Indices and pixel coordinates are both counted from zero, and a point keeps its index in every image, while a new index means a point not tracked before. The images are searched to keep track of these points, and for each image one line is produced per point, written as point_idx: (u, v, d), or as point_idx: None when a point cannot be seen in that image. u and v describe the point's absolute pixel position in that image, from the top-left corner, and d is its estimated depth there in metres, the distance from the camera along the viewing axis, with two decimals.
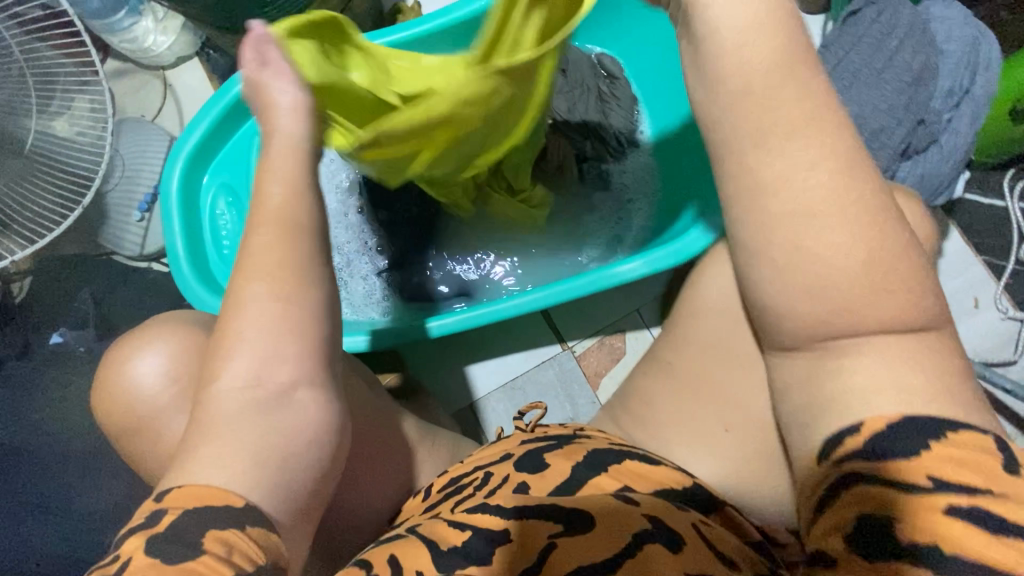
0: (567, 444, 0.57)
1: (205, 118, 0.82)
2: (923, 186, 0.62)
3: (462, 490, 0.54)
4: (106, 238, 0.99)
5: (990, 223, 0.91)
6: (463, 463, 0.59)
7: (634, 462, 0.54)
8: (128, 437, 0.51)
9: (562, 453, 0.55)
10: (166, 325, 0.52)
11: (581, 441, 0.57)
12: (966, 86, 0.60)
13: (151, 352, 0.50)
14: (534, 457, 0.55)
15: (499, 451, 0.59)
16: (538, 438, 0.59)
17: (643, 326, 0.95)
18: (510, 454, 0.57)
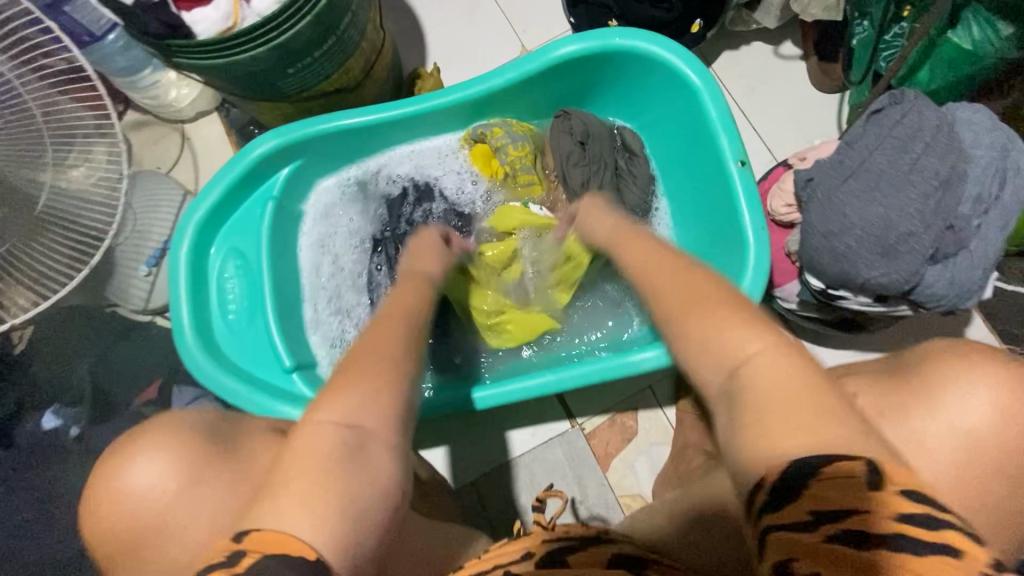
0: (593, 556, 0.57)
1: (219, 184, 0.81)
2: (952, 291, 0.60)
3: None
4: (109, 291, 0.98)
5: (1012, 311, 0.89)
6: (482, 558, 0.62)
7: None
8: (110, 533, 0.50)
9: (582, 558, 0.57)
10: (169, 428, 0.54)
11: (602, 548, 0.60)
12: (995, 193, 0.58)
13: (146, 462, 0.51)
14: (551, 557, 0.58)
15: (519, 550, 0.61)
16: (564, 552, 0.58)
17: (658, 406, 0.90)
18: (530, 555, 0.60)
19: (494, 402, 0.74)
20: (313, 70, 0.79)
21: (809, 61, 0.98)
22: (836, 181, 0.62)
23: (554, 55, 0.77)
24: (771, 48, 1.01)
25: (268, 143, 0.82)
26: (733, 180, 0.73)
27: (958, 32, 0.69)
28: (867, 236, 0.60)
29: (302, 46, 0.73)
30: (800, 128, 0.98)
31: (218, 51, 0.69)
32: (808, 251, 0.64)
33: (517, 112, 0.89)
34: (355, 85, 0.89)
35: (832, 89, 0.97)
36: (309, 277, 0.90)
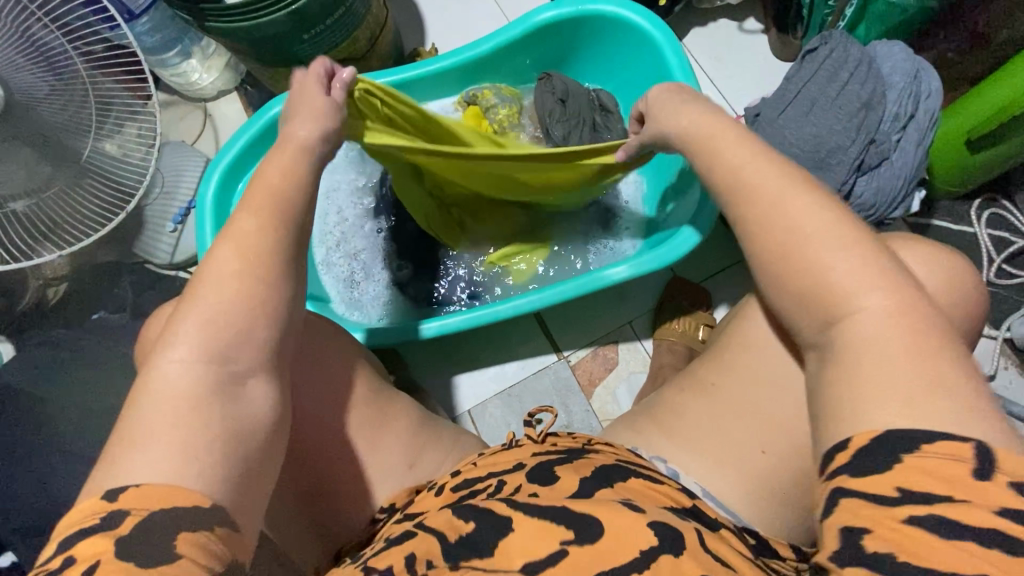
0: (575, 459, 0.62)
1: (240, 139, 0.92)
2: (879, 199, 0.69)
3: (475, 494, 0.58)
4: (140, 246, 1.08)
5: (961, 248, 0.97)
6: (475, 466, 0.64)
7: (639, 480, 0.60)
8: None
9: (573, 466, 0.60)
10: None
11: (590, 459, 0.62)
12: (910, 111, 0.68)
13: None
14: (544, 470, 0.60)
15: (511, 461, 0.63)
16: (547, 453, 0.64)
17: (636, 338, 1.00)
18: (522, 464, 0.62)
19: (442, 331, 0.85)
20: (324, 37, 0.90)
21: (769, 34, 1.09)
22: (776, 111, 0.72)
23: (535, 21, 0.88)
24: (736, 23, 1.11)
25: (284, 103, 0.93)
26: None
27: None
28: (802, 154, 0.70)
29: (315, 12, 0.84)
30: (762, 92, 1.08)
31: (243, 15, 0.80)
32: None
33: (504, 78, 0.99)
34: (360, 56, 1.00)
35: (790, 57, 1.07)
36: (319, 225, 1.00)
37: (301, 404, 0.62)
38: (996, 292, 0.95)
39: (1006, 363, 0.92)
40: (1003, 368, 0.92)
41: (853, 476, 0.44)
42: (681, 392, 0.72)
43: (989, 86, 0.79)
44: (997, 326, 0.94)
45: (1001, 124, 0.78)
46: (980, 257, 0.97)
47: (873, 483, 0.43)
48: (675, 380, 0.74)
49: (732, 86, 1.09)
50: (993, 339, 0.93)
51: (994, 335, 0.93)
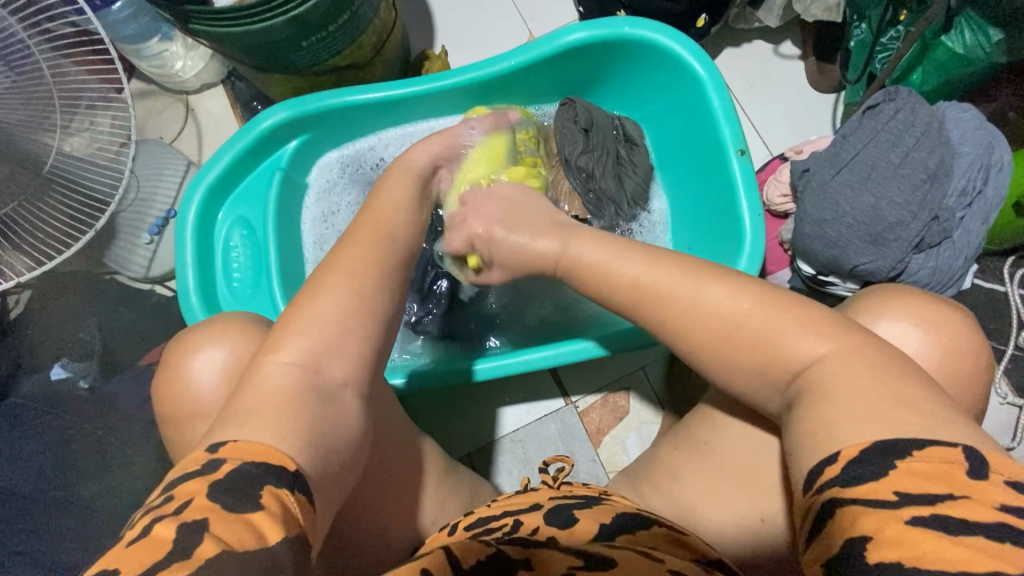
0: (594, 504, 0.56)
1: (228, 154, 0.83)
2: (934, 279, 0.64)
3: (489, 531, 0.53)
4: (111, 257, 0.98)
5: (991, 307, 0.93)
6: (491, 505, 0.59)
7: (657, 528, 0.53)
8: None
9: (590, 511, 0.54)
10: (222, 326, 0.58)
11: (609, 506, 0.56)
12: (978, 187, 0.62)
13: (210, 353, 0.55)
14: (564, 512, 0.54)
15: (527, 502, 0.59)
16: (565, 496, 0.58)
17: (649, 386, 0.95)
18: (538, 506, 0.56)
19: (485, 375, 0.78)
20: (326, 44, 0.79)
21: (806, 61, 1.00)
22: (830, 172, 0.65)
23: (563, 42, 0.79)
24: (772, 45, 1.02)
25: (277, 115, 0.83)
26: (733, 172, 0.75)
27: (951, 37, 0.72)
28: (857, 225, 0.63)
29: (317, 17, 0.73)
30: (795, 124, 1.00)
31: (236, 18, 0.70)
32: (801, 239, 0.67)
33: (521, 100, 0.90)
34: (365, 63, 0.89)
35: (827, 89, 0.99)
36: (312, 251, 0.93)
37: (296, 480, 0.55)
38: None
39: None
40: None
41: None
42: (671, 450, 0.67)
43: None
44: (1021, 393, 0.91)
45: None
46: (1009, 318, 0.93)
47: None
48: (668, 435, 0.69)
49: (766, 118, 1.01)
50: (1017, 406, 0.90)
51: (1018, 404, 0.90)
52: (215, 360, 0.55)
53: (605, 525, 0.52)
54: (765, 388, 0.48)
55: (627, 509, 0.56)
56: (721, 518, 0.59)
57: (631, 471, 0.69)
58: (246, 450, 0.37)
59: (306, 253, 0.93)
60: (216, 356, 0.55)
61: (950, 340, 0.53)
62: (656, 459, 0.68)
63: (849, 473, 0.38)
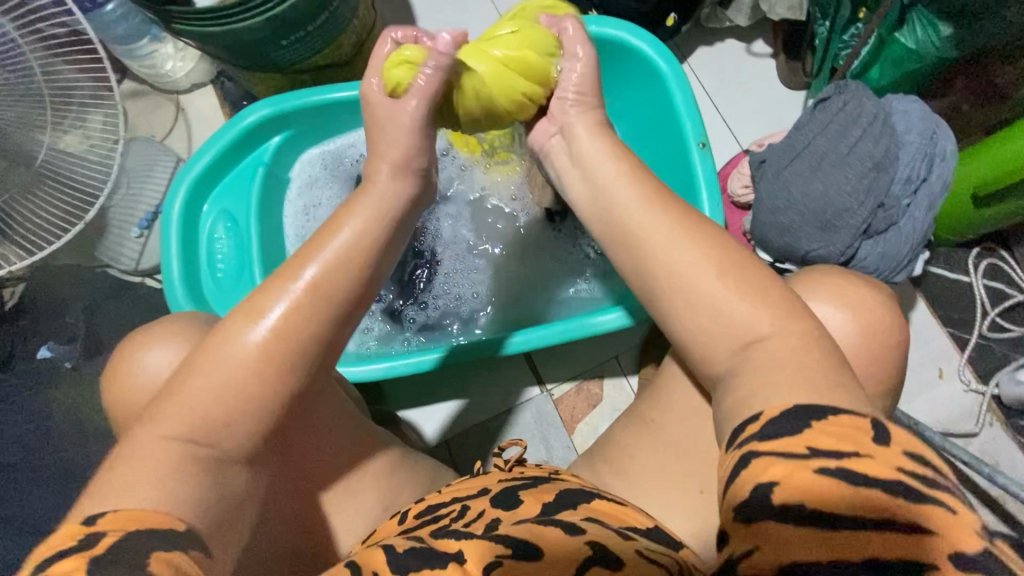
0: (541, 484, 0.59)
1: (213, 148, 0.86)
2: (883, 264, 0.66)
3: (438, 519, 0.55)
4: (102, 250, 1.02)
5: (956, 297, 0.95)
6: (442, 493, 0.61)
7: (598, 501, 0.56)
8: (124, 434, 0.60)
9: (536, 492, 0.56)
10: (174, 328, 0.61)
11: (557, 484, 0.59)
12: (923, 175, 0.64)
13: (158, 358, 0.59)
14: (510, 497, 0.56)
15: (479, 485, 0.61)
16: (515, 478, 0.61)
17: (622, 374, 0.97)
18: (488, 489, 0.59)
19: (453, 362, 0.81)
20: (306, 43, 0.83)
21: (777, 59, 1.03)
22: (784, 162, 0.68)
23: None
24: (744, 44, 1.05)
25: (260, 112, 0.86)
26: (696, 164, 0.78)
27: (905, 32, 0.75)
28: (807, 212, 0.66)
29: (296, 17, 0.77)
30: (766, 120, 1.03)
31: (217, 19, 0.73)
32: (757, 227, 0.70)
33: None
34: (346, 62, 0.93)
35: (798, 85, 1.02)
36: (296, 243, 0.96)
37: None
38: (987, 345, 0.94)
39: (991, 419, 0.92)
40: (987, 425, 0.92)
41: (787, 542, 0.37)
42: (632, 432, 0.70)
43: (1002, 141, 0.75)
44: (985, 381, 0.93)
45: (1007, 185, 0.75)
46: (974, 308, 0.95)
47: (807, 545, 0.37)
48: (624, 417, 0.72)
49: (738, 113, 1.03)
50: (981, 394, 0.92)
51: (982, 392, 0.92)
52: (162, 364, 0.58)
53: (551, 503, 0.54)
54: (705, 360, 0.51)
55: (574, 486, 0.58)
56: (676, 492, 0.62)
57: (595, 452, 0.71)
58: (122, 524, 0.38)
59: (289, 245, 0.96)
60: (166, 353, 0.59)
61: (870, 321, 0.57)
62: (611, 437, 0.72)
63: (771, 428, 0.41)
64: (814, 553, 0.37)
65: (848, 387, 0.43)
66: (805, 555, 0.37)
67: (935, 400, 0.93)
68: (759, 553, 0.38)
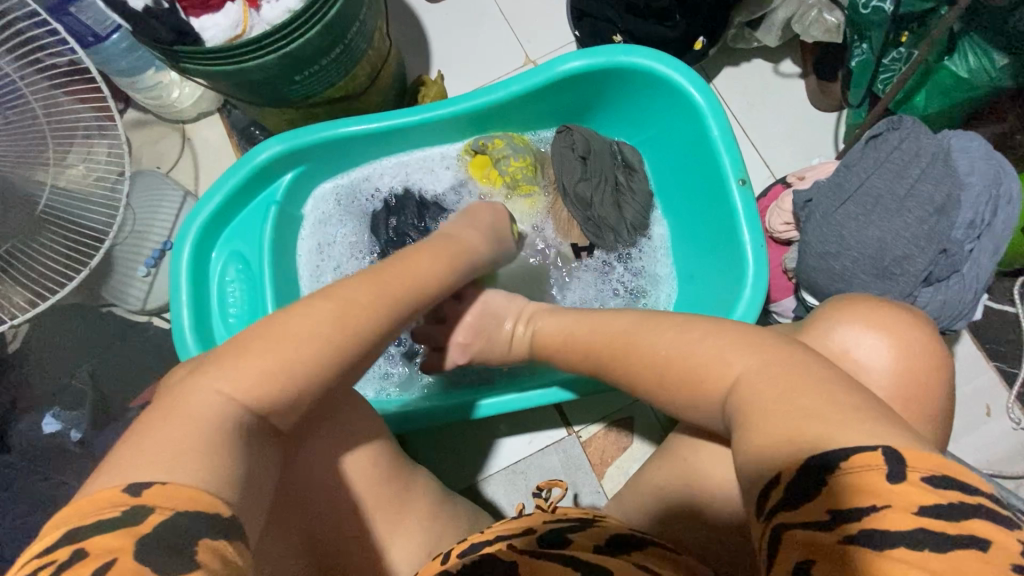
0: (587, 527, 0.55)
1: (223, 189, 0.82)
2: (943, 312, 0.62)
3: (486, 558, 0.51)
4: (108, 291, 0.97)
5: (1000, 329, 0.91)
6: (484, 532, 0.57)
7: (654, 547, 0.52)
8: None
9: (585, 535, 0.53)
10: None
11: (604, 528, 0.54)
12: (987, 219, 0.60)
13: None
14: (555, 536, 0.52)
15: (520, 526, 0.57)
16: (559, 519, 0.57)
17: (652, 414, 0.93)
18: (531, 530, 0.55)
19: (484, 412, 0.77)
20: (320, 76, 0.79)
21: (807, 79, 0.98)
22: (834, 204, 0.64)
23: (559, 70, 0.78)
24: (772, 64, 1.00)
25: (272, 149, 0.82)
26: (734, 200, 0.74)
27: (955, 60, 0.71)
28: (863, 258, 0.62)
29: (313, 52, 0.73)
30: (798, 144, 0.98)
31: (228, 57, 0.69)
32: (805, 271, 0.66)
33: (517, 127, 0.89)
34: (360, 93, 0.89)
35: (829, 107, 0.97)
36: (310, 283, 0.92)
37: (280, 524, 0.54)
38: None
39: None
40: None
41: None
42: None
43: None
44: None
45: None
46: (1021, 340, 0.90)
47: None
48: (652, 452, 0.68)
49: (767, 138, 0.99)
50: None
51: None
52: None
53: (602, 545, 0.51)
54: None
55: (619, 529, 0.54)
56: None
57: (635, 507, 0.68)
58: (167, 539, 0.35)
59: (303, 285, 0.92)
60: None
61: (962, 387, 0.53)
62: None
63: (797, 492, 0.37)
64: None
65: (915, 434, 0.38)
66: None
67: (984, 441, 0.89)
68: None
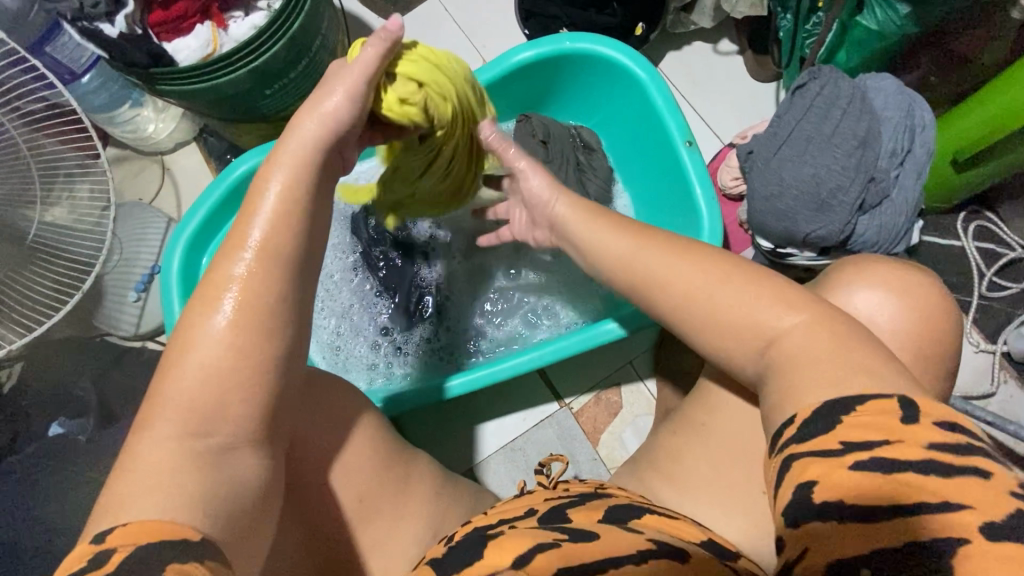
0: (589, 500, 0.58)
1: (205, 204, 0.86)
2: (881, 237, 0.68)
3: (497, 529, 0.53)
4: (100, 320, 0.99)
5: (951, 262, 0.97)
6: (487, 516, 0.58)
7: (652, 516, 0.56)
8: None
9: (585, 509, 0.56)
10: None
11: (605, 500, 0.58)
12: (907, 146, 0.67)
13: None
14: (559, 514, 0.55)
15: (524, 507, 0.59)
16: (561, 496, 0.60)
17: (638, 378, 0.97)
18: (534, 510, 0.57)
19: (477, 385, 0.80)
20: (290, 89, 0.84)
21: (745, 55, 1.06)
22: (771, 150, 0.69)
23: (512, 62, 0.84)
24: (711, 44, 1.08)
25: (249, 162, 0.86)
26: (685, 162, 0.80)
27: (865, 15, 0.77)
28: (802, 195, 0.67)
29: (282, 65, 0.78)
30: (742, 113, 1.06)
31: (201, 75, 0.74)
32: (755, 216, 0.71)
33: None
34: None
35: (768, 77, 1.05)
36: None
37: (294, 494, 0.58)
38: (989, 305, 0.96)
39: (1005, 378, 0.93)
40: (1003, 384, 0.93)
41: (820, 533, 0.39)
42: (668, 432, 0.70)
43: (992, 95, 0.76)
44: (994, 340, 0.95)
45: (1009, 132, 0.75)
46: (970, 270, 0.97)
47: (839, 544, 0.39)
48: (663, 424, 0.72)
49: (715, 110, 1.06)
50: (991, 353, 0.93)
51: (992, 351, 0.94)
52: None
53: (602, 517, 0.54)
54: (740, 340, 0.51)
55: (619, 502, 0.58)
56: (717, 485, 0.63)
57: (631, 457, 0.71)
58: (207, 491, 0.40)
59: None
60: None
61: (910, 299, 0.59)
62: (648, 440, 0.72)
63: (806, 430, 0.42)
64: (846, 550, 0.38)
65: None
66: (844, 548, 0.38)
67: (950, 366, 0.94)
68: (807, 550, 0.40)
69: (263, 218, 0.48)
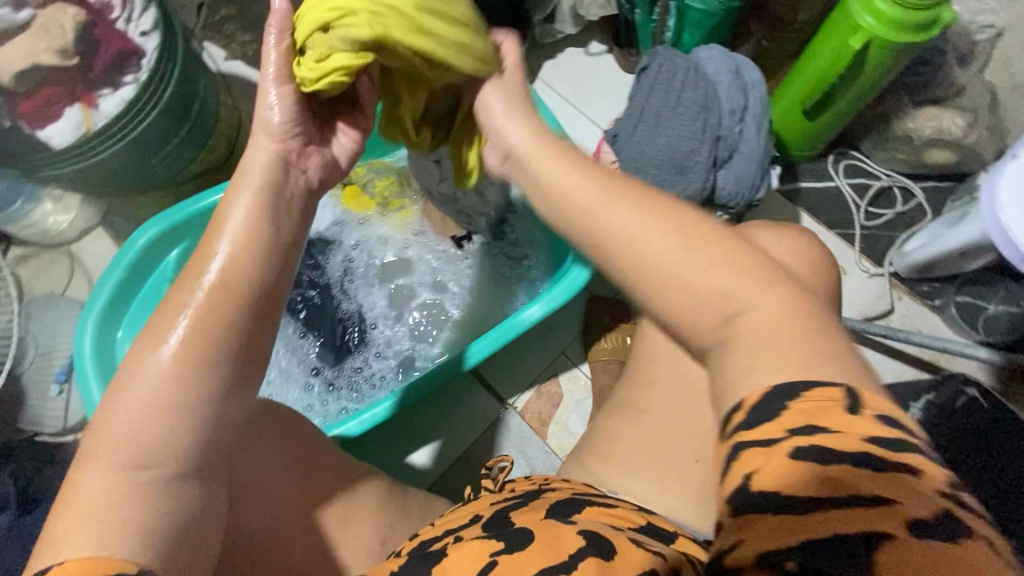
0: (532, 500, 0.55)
1: (110, 280, 0.86)
2: (740, 187, 0.75)
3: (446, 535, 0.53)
4: (24, 420, 0.97)
5: (831, 202, 1.06)
6: (432, 529, 0.56)
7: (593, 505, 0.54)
8: None
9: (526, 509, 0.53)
10: None
11: (547, 496, 0.56)
12: (742, 103, 0.74)
13: None
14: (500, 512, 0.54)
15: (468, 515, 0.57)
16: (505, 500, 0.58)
17: (573, 365, 1.00)
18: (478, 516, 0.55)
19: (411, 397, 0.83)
20: (179, 152, 0.86)
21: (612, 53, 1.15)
22: (629, 129, 0.76)
23: None
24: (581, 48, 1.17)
25: (148, 232, 0.87)
26: None
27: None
28: (660, 163, 0.74)
29: (163, 130, 0.81)
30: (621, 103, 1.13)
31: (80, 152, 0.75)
32: None
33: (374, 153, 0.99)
34: (224, 161, 0.96)
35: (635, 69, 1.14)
36: None
37: None
38: (872, 233, 1.04)
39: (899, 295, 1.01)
40: (899, 301, 1.01)
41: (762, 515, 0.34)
42: None
43: (813, 53, 0.86)
44: (881, 264, 1.03)
45: (835, 79, 0.85)
46: (848, 205, 1.05)
47: (782, 529, 0.34)
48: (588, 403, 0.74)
49: (596, 105, 1.14)
50: (881, 275, 1.02)
51: (882, 273, 1.02)
52: None
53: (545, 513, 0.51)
54: None
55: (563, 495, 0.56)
56: None
57: None
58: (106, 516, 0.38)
59: None
60: None
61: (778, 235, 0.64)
62: None
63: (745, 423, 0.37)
64: (787, 541, 0.33)
65: None
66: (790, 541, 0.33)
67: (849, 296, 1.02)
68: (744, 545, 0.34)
69: (209, 235, 0.46)
